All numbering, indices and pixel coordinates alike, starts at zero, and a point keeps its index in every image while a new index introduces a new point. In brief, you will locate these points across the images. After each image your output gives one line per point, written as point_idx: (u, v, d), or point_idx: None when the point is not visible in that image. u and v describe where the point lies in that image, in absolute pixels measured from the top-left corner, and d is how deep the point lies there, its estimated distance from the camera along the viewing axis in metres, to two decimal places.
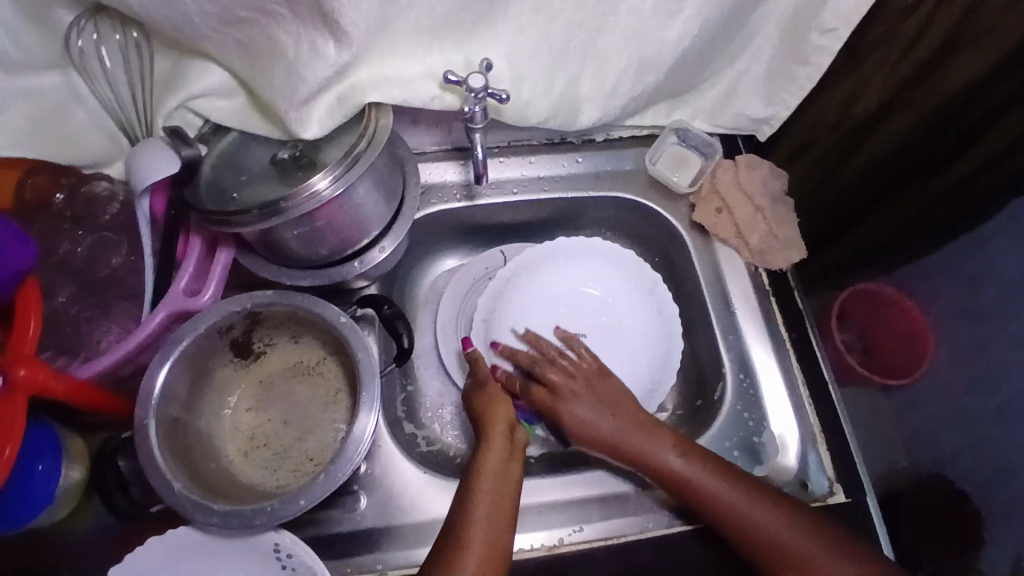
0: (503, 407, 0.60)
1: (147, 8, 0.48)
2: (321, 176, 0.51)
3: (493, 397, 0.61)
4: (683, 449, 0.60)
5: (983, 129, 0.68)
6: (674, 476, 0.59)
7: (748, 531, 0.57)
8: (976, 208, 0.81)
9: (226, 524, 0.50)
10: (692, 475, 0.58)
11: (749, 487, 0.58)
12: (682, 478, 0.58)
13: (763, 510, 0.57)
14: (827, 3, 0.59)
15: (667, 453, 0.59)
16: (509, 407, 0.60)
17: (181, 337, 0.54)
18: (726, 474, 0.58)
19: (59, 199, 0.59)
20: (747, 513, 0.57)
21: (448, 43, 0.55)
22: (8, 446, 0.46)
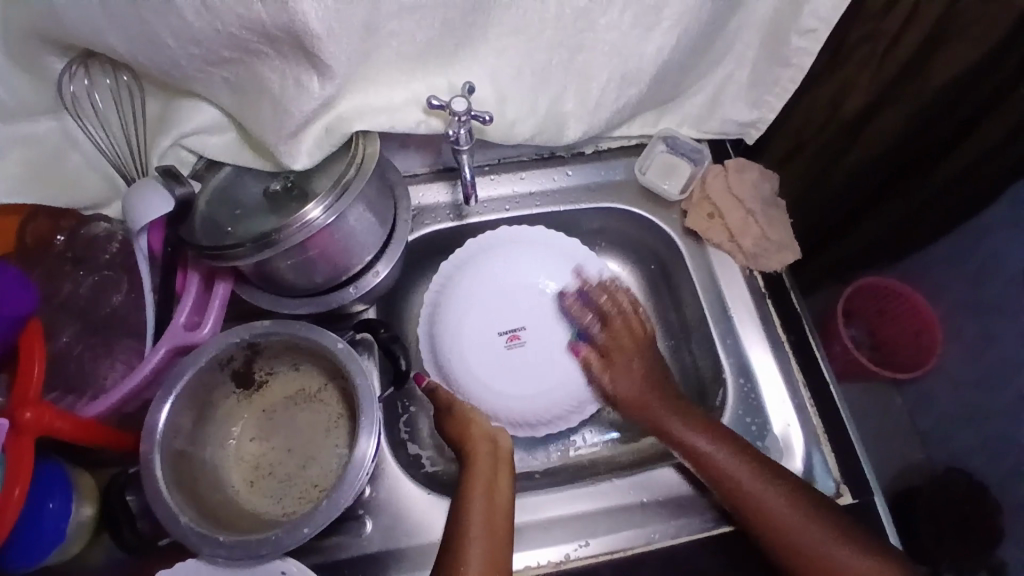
0: (477, 424, 0.61)
1: (136, 53, 0.50)
2: (313, 206, 0.52)
3: (465, 416, 0.61)
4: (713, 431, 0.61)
5: (975, 123, 0.69)
6: (698, 455, 0.60)
7: (767, 518, 0.57)
8: (961, 205, 0.82)
9: (232, 555, 0.50)
10: (728, 467, 0.59)
11: (772, 475, 0.59)
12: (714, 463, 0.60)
13: (780, 500, 0.57)
14: (802, 8, 0.59)
15: (696, 437, 0.61)
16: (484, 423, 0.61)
17: (182, 371, 0.55)
18: (747, 455, 0.59)
19: (59, 241, 0.61)
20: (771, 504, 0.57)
21: (431, 68, 0.56)
22: (15, 488, 0.47)
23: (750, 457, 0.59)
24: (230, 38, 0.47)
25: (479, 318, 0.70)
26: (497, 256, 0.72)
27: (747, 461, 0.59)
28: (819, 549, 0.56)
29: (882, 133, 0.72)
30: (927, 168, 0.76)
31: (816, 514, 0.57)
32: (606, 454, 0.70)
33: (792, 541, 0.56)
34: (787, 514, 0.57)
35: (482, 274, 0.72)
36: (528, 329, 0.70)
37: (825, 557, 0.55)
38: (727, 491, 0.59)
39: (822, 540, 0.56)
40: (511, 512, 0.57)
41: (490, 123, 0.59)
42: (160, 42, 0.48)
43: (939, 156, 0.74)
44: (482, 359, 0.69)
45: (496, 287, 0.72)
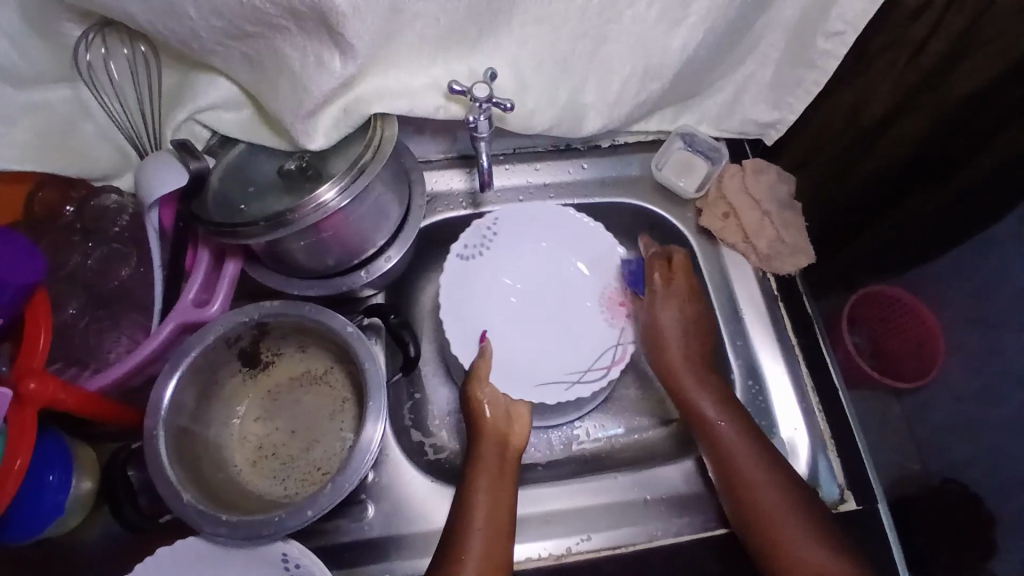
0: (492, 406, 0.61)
1: (155, 23, 0.49)
2: (327, 187, 0.51)
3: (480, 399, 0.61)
4: (716, 394, 0.62)
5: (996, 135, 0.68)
6: (700, 416, 0.62)
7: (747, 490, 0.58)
8: (975, 217, 0.81)
9: (233, 534, 0.50)
10: (723, 432, 0.60)
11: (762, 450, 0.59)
12: (715, 431, 0.60)
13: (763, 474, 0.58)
14: (831, 9, 0.58)
15: (701, 396, 0.62)
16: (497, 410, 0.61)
17: (189, 347, 0.55)
18: (734, 414, 0.61)
19: (69, 212, 0.61)
20: (754, 475, 0.58)
21: (453, 52, 0.55)
22: (17, 459, 0.47)
23: (745, 430, 0.60)
24: (251, 12, 0.46)
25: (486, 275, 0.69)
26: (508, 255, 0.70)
27: (738, 432, 0.60)
28: (787, 530, 0.56)
29: (902, 141, 0.72)
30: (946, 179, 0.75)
31: (789, 496, 0.57)
32: (608, 449, 0.69)
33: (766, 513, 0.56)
34: (767, 488, 0.57)
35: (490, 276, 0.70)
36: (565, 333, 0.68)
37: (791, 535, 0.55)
38: (716, 454, 0.60)
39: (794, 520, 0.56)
40: (513, 503, 0.56)
41: (511, 111, 0.57)
42: (180, 13, 0.47)
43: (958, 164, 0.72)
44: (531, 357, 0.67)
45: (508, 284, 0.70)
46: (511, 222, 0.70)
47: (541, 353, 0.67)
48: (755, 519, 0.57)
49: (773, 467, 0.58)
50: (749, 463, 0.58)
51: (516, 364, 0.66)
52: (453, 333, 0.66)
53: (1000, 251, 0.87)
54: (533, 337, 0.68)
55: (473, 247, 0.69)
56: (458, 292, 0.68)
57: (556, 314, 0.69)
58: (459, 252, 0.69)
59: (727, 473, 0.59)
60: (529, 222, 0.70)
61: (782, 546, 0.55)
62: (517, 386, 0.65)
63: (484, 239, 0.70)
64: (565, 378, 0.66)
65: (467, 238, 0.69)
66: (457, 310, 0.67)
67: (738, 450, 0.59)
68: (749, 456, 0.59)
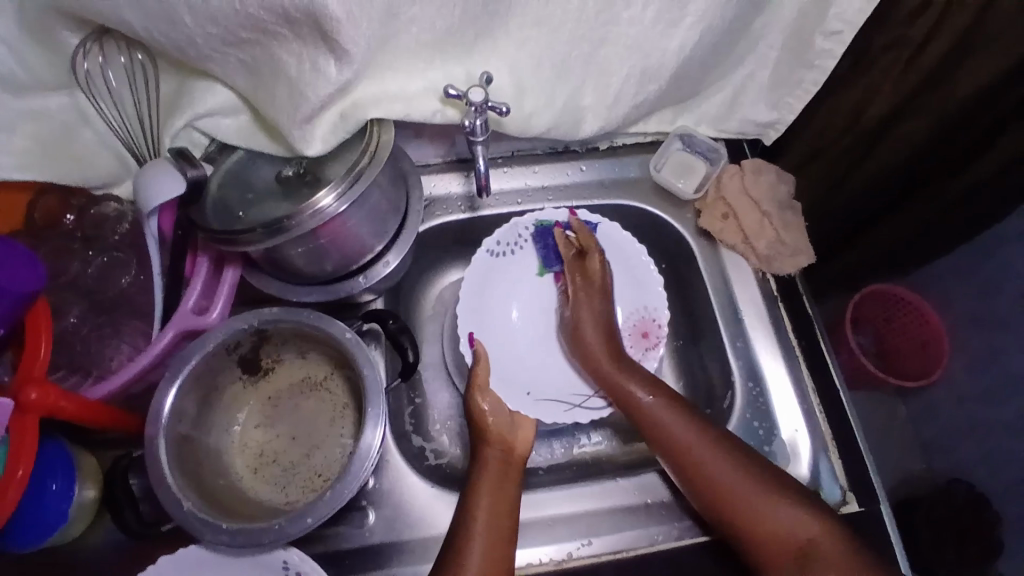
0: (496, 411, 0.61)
1: (152, 31, 0.49)
2: (325, 193, 0.51)
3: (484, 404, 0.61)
4: (649, 384, 0.62)
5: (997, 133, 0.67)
6: (637, 407, 0.62)
7: (710, 480, 0.57)
8: (981, 215, 0.80)
9: (234, 541, 0.50)
10: (653, 410, 0.61)
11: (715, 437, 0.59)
12: (644, 409, 0.61)
13: (721, 461, 0.57)
14: (828, 8, 0.58)
15: (633, 387, 0.62)
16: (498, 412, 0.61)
17: (190, 354, 0.55)
18: (656, 389, 0.62)
19: (69, 220, 0.61)
20: (699, 448, 0.58)
21: (450, 57, 0.55)
22: (19, 467, 0.47)
23: (680, 407, 0.61)
24: (248, 19, 0.46)
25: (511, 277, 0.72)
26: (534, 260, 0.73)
27: (682, 420, 0.59)
28: (749, 499, 0.56)
29: (904, 140, 0.71)
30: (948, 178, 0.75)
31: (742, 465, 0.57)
32: (609, 452, 0.69)
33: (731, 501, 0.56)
34: (728, 473, 0.57)
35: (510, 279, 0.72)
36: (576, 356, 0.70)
37: (766, 517, 0.55)
38: (666, 446, 0.59)
39: (763, 503, 0.55)
40: (515, 508, 0.56)
41: (507, 115, 0.58)
42: (177, 21, 0.47)
43: (962, 163, 0.72)
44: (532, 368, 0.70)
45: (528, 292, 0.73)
46: (545, 233, 0.71)
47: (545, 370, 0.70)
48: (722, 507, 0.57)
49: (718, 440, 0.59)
50: (704, 450, 0.58)
51: (519, 377, 0.69)
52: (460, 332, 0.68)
53: (1003, 250, 0.87)
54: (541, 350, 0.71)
55: (504, 245, 0.72)
56: (481, 293, 0.71)
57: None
58: (490, 247, 0.71)
59: (684, 463, 0.58)
60: (561, 233, 0.72)
61: (748, 511, 0.56)
62: (518, 401, 0.67)
63: (515, 240, 0.72)
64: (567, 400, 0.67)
65: (501, 235, 0.71)
66: (469, 312, 0.70)
67: (686, 436, 0.59)
68: (704, 447, 0.58)
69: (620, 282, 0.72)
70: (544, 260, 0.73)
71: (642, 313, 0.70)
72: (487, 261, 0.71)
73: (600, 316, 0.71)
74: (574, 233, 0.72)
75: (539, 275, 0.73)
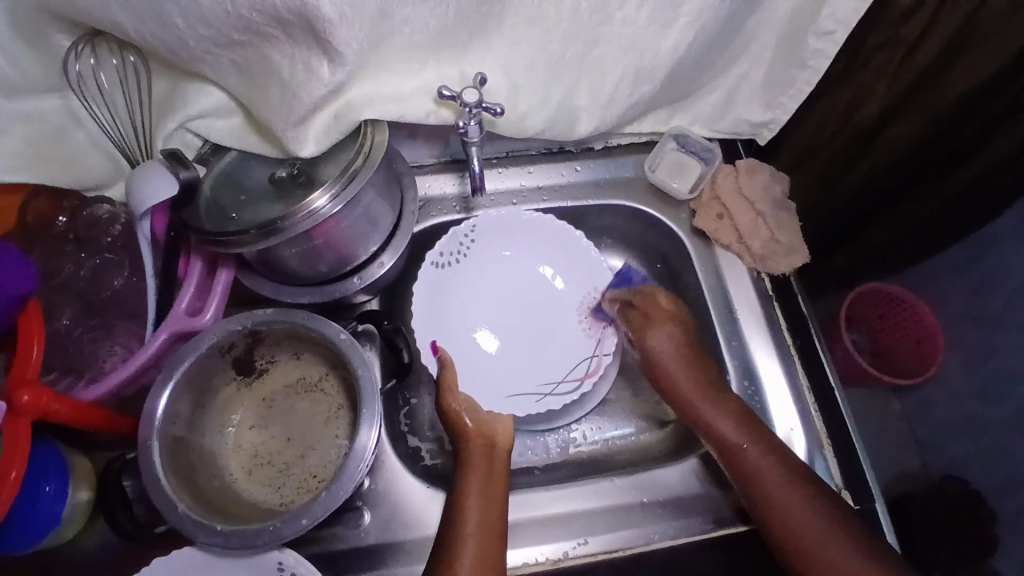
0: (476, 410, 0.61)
1: (143, 32, 0.49)
2: (319, 194, 0.51)
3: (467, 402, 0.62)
4: (743, 421, 0.60)
5: (988, 133, 0.68)
6: (729, 445, 0.60)
7: (796, 528, 0.56)
8: (972, 214, 0.80)
9: (229, 543, 0.50)
10: (745, 448, 0.59)
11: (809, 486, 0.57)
12: (730, 446, 0.60)
13: (809, 514, 0.56)
14: (822, 9, 0.59)
15: (723, 420, 0.61)
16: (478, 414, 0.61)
17: (183, 356, 0.55)
18: (744, 427, 0.60)
19: (61, 222, 0.60)
20: (785, 489, 0.57)
21: (444, 56, 0.55)
22: (12, 469, 0.47)
23: (768, 442, 0.59)
24: (240, 20, 0.46)
25: (456, 284, 0.70)
26: (480, 256, 0.71)
27: (777, 466, 0.58)
28: (826, 546, 0.54)
29: (900, 139, 0.71)
30: (941, 179, 0.75)
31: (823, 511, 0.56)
32: (605, 451, 0.69)
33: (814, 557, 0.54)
34: (814, 528, 0.55)
35: (461, 284, 0.71)
36: (537, 343, 0.70)
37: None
38: (749, 486, 0.58)
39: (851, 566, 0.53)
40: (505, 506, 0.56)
41: (501, 116, 0.57)
42: (168, 22, 0.47)
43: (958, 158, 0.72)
44: (495, 363, 0.69)
45: (478, 292, 0.71)
46: (487, 228, 0.70)
47: (510, 365, 0.69)
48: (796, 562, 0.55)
49: (804, 484, 0.57)
50: (792, 499, 0.56)
51: (485, 371, 0.68)
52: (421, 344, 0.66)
53: (995, 249, 0.87)
54: (503, 345, 0.70)
55: (449, 254, 0.70)
56: (433, 300, 0.69)
57: (527, 324, 0.71)
58: (433, 260, 0.69)
59: (766, 504, 0.57)
60: (503, 231, 0.71)
61: (821, 558, 0.54)
62: (488, 395, 0.67)
63: (460, 247, 0.70)
64: (535, 390, 0.68)
65: (443, 245, 0.69)
66: (425, 321, 0.68)
67: (777, 482, 0.57)
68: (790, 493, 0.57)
69: (569, 271, 0.72)
70: (490, 261, 0.72)
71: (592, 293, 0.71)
72: (434, 273, 0.69)
73: (557, 303, 0.72)
74: (518, 228, 0.71)
75: (490, 272, 0.72)
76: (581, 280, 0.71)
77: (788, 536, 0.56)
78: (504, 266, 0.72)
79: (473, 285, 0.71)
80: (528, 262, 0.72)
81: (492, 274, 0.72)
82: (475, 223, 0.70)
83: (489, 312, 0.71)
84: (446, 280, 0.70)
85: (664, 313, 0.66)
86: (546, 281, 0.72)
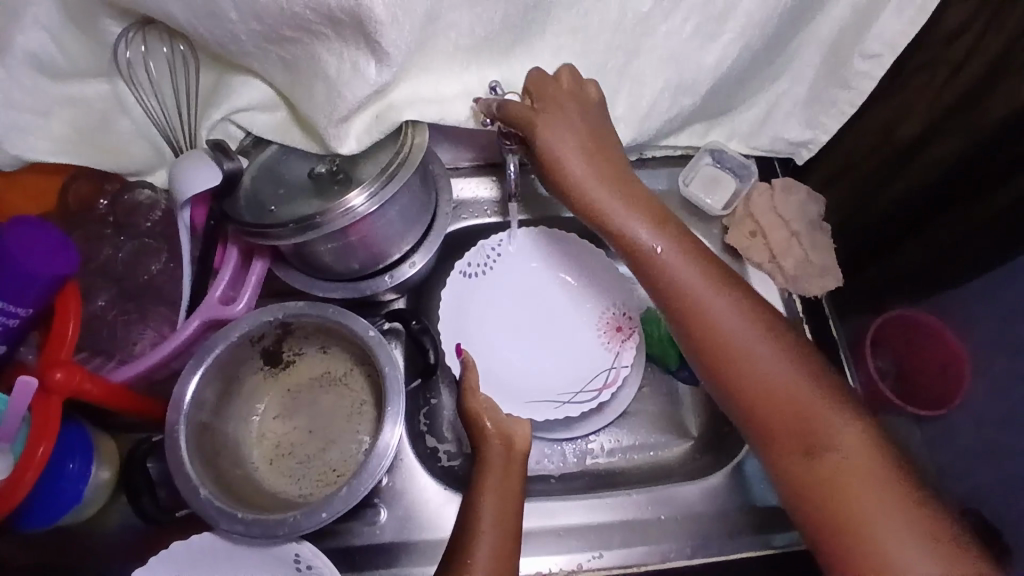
0: (493, 410, 0.61)
1: (195, 24, 0.50)
2: (357, 193, 0.51)
3: (485, 402, 0.61)
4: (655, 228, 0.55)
5: (1013, 174, 0.63)
6: (644, 254, 0.54)
7: (725, 360, 0.52)
8: (991, 255, 0.75)
9: (249, 531, 0.50)
10: (667, 264, 0.54)
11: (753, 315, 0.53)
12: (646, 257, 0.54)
13: (758, 343, 0.51)
14: (870, 30, 0.59)
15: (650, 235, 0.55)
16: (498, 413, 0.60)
17: (215, 344, 0.56)
18: (659, 237, 0.55)
19: (102, 206, 0.62)
20: (720, 319, 0.52)
21: (486, 60, 0.55)
22: (40, 447, 0.48)
23: (689, 258, 0.54)
24: (292, 18, 0.47)
25: (483, 296, 0.70)
26: (507, 269, 0.71)
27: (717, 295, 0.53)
28: (767, 385, 0.50)
29: (946, 148, 0.67)
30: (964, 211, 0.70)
31: (764, 346, 0.51)
32: (621, 466, 0.68)
33: (762, 391, 0.50)
34: (766, 359, 0.51)
35: (485, 296, 0.70)
36: (563, 357, 0.69)
37: (783, 392, 0.50)
38: (677, 315, 0.54)
39: (801, 395, 0.50)
40: (521, 506, 0.55)
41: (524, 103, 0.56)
42: (222, 16, 0.48)
43: (977, 197, 0.68)
44: (518, 374, 0.68)
45: (504, 305, 0.71)
46: (512, 244, 0.71)
47: (535, 374, 0.68)
48: (742, 397, 0.51)
49: (749, 321, 0.52)
50: (729, 326, 0.52)
51: (510, 378, 0.68)
52: (445, 346, 0.67)
53: None
54: (527, 354, 0.69)
55: (476, 266, 0.70)
56: (459, 308, 0.68)
57: (553, 340, 0.70)
58: (461, 270, 0.69)
59: (698, 334, 0.53)
60: (531, 249, 0.71)
61: (758, 396, 0.50)
62: (509, 400, 0.66)
63: (486, 260, 0.70)
64: (554, 397, 0.67)
65: (471, 256, 0.70)
66: (451, 324, 0.67)
67: (717, 313, 0.52)
68: (735, 319, 0.52)
69: (591, 283, 0.71)
70: (517, 277, 0.71)
71: (614, 307, 0.70)
72: (461, 283, 0.69)
73: (580, 317, 0.71)
74: (541, 247, 0.71)
75: (518, 286, 0.71)
76: (603, 297, 0.70)
77: (725, 379, 0.52)
78: (531, 281, 0.71)
79: (500, 298, 0.71)
80: (556, 277, 0.71)
81: (520, 288, 0.71)
82: (503, 238, 0.70)
83: (513, 325, 0.70)
84: (472, 290, 0.70)
85: (565, 95, 0.55)
86: (570, 297, 0.71)
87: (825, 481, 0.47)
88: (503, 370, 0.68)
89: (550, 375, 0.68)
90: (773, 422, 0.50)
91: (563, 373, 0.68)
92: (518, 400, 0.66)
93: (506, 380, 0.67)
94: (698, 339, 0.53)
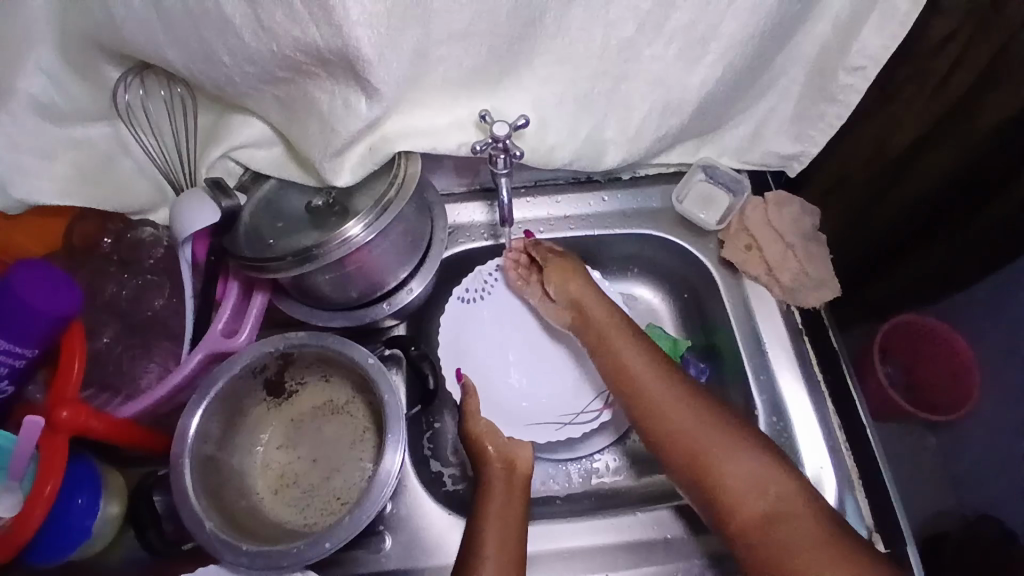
0: (494, 433, 0.61)
1: (191, 68, 0.52)
2: (353, 224, 0.53)
3: (486, 426, 0.61)
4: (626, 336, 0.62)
5: (1011, 178, 0.68)
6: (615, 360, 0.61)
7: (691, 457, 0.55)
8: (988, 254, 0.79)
9: (253, 564, 0.51)
10: (636, 366, 0.60)
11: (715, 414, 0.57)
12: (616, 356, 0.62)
13: (721, 437, 0.55)
14: (851, 45, 0.59)
15: (620, 339, 0.62)
16: (500, 436, 0.61)
17: (218, 376, 0.57)
18: (637, 343, 0.62)
19: (106, 244, 0.63)
20: (684, 418, 0.57)
21: (476, 90, 0.57)
22: (48, 485, 0.49)
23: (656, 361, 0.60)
24: (284, 59, 0.49)
25: (483, 321, 0.71)
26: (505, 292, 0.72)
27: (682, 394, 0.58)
28: (731, 481, 0.53)
29: (943, 159, 0.69)
30: (966, 215, 0.74)
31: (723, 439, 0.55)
32: (627, 485, 0.68)
33: (716, 467, 0.54)
34: (714, 437, 0.55)
35: (485, 320, 0.71)
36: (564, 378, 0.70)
37: (746, 491, 0.53)
38: (645, 415, 0.58)
39: (750, 468, 0.53)
40: (523, 528, 0.55)
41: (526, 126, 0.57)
42: (216, 60, 0.50)
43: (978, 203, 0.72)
44: (520, 396, 0.69)
45: (504, 328, 0.71)
46: None
47: (536, 396, 0.69)
48: (709, 494, 0.54)
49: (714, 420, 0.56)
50: (691, 422, 0.56)
51: (512, 401, 0.68)
52: (446, 371, 0.68)
53: None
54: (528, 377, 0.70)
55: (474, 290, 0.71)
56: (459, 334, 0.69)
57: (553, 361, 0.71)
58: (460, 295, 0.70)
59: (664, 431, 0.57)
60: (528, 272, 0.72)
61: (723, 493, 0.53)
62: (511, 423, 0.67)
63: (484, 284, 0.71)
64: (556, 419, 0.67)
65: (468, 282, 0.71)
66: (451, 350, 0.69)
67: (679, 411, 0.57)
68: (684, 404, 0.57)
69: None
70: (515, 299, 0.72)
71: None
72: (460, 308, 0.70)
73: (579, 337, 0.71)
74: None
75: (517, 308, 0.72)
76: None
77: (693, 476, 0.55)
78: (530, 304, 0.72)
79: (499, 321, 0.71)
80: None
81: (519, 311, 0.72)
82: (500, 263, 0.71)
83: (513, 348, 0.71)
84: (471, 314, 0.70)
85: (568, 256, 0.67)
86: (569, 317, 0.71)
87: (777, 547, 0.50)
88: (504, 393, 0.69)
89: (551, 395, 0.69)
90: (728, 494, 0.53)
91: (564, 394, 0.69)
92: (519, 423, 0.67)
93: (507, 403, 0.68)
94: (663, 438, 0.57)
